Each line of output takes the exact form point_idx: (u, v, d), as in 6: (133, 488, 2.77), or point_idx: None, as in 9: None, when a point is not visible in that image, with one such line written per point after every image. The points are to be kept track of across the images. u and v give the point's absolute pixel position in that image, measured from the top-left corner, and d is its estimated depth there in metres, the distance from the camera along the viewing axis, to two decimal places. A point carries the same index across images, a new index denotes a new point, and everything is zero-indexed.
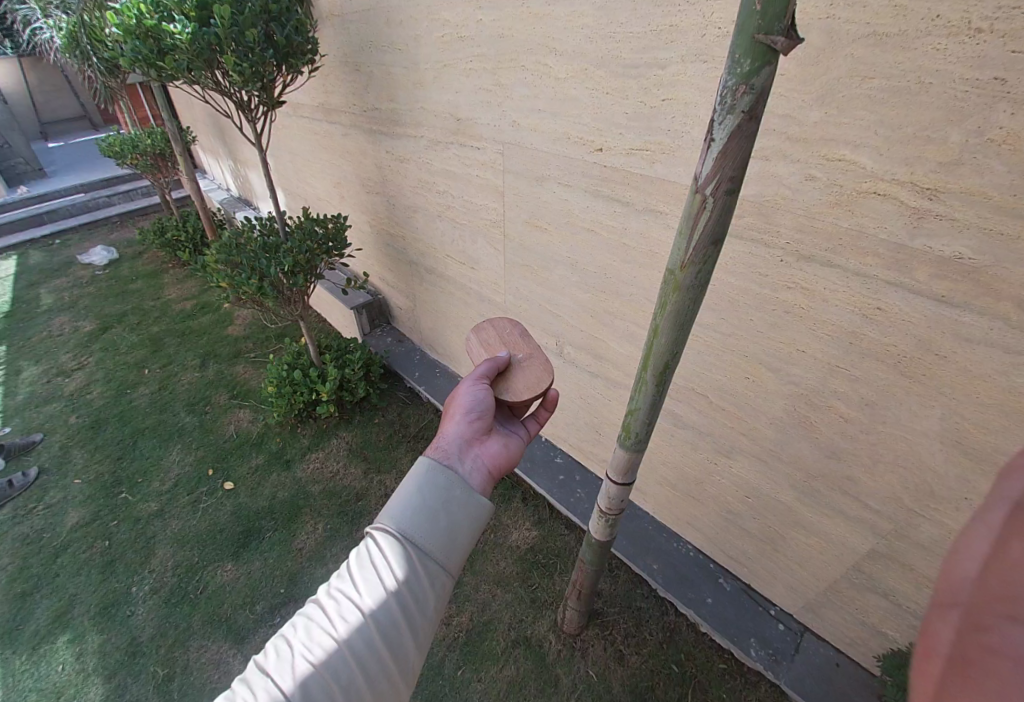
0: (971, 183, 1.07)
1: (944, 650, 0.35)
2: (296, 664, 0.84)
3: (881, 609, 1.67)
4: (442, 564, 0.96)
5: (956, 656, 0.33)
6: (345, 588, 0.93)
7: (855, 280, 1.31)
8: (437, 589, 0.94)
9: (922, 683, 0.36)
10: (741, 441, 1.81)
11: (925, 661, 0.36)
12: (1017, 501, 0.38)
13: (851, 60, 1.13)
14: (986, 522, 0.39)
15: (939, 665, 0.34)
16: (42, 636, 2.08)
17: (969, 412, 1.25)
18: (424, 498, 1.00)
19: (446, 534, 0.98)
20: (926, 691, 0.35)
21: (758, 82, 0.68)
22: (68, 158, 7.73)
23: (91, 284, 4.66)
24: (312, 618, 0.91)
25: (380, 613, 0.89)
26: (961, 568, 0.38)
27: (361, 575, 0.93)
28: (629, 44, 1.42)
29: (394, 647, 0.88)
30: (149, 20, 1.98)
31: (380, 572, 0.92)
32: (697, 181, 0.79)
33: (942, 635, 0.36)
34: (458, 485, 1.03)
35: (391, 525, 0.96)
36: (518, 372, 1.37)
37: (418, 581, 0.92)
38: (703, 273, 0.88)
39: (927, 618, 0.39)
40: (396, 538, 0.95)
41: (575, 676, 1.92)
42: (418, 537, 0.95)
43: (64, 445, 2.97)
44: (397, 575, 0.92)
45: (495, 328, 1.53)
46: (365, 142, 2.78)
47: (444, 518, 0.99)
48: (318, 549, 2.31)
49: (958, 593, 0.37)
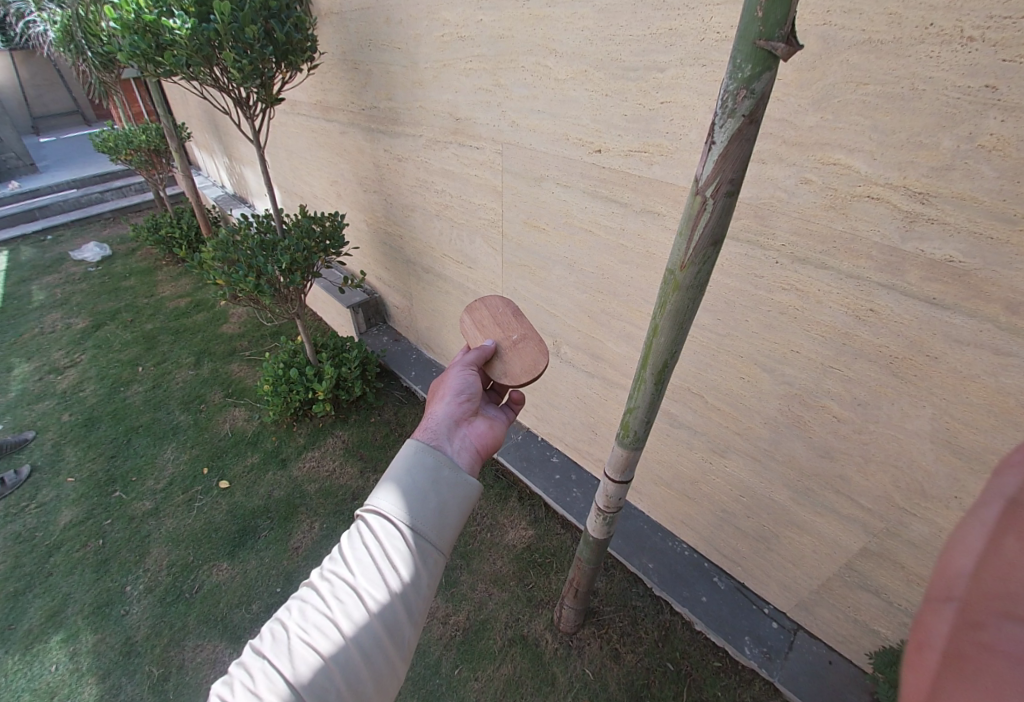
0: (961, 188, 1.09)
1: (938, 644, 0.36)
2: (295, 645, 0.86)
3: (873, 607, 1.70)
4: (433, 544, 0.96)
5: (952, 652, 0.34)
6: (338, 570, 0.94)
7: (848, 283, 1.34)
8: (430, 568, 0.95)
9: (915, 675, 0.37)
10: (736, 440, 1.83)
11: (917, 654, 0.38)
12: (1012, 498, 0.39)
13: (847, 66, 1.15)
14: (979, 516, 0.40)
15: (933, 658, 0.36)
16: (34, 636, 2.06)
17: (958, 412, 1.27)
18: (414, 479, 1.00)
19: (436, 515, 0.98)
20: (920, 684, 0.36)
21: (758, 87, 0.70)
22: (58, 153, 7.64)
23: (84, 280, 4.62)
24: (307, 600, 0.92)
25: (374, 593, 0.90)
26: (955, 563, 0.39)
27: (354, 557, 0.93)
28: (629, 46, 1.43)
29: (390, 626, 0.89)
30: (148, 15, 1.97)
31: (372, 554, 0.93)
32: (697, 183, 0.81)
33: (936, 628, 0.37)
34: (446, 465, 1.04)
35: (381, 508, 0.97)
36: (516, 355, 1.38)
37: (411, 561, 0.93)
38: (702, 272, 0.89)
39: (920, 611, 0.40)
40: (386, 519, 0.96)
41: (571, 674, 1.94)
42: (409, 519, 0.96)
43: (56, 443, 2.94)
44: (390, 556, 0.93)
45: (487, 306, 1.52)
46: (363, 141, 2.78)
47: (433, 499, 0.99)
48: (315, 547, 2.32)
49: (953, 588, 0.38)
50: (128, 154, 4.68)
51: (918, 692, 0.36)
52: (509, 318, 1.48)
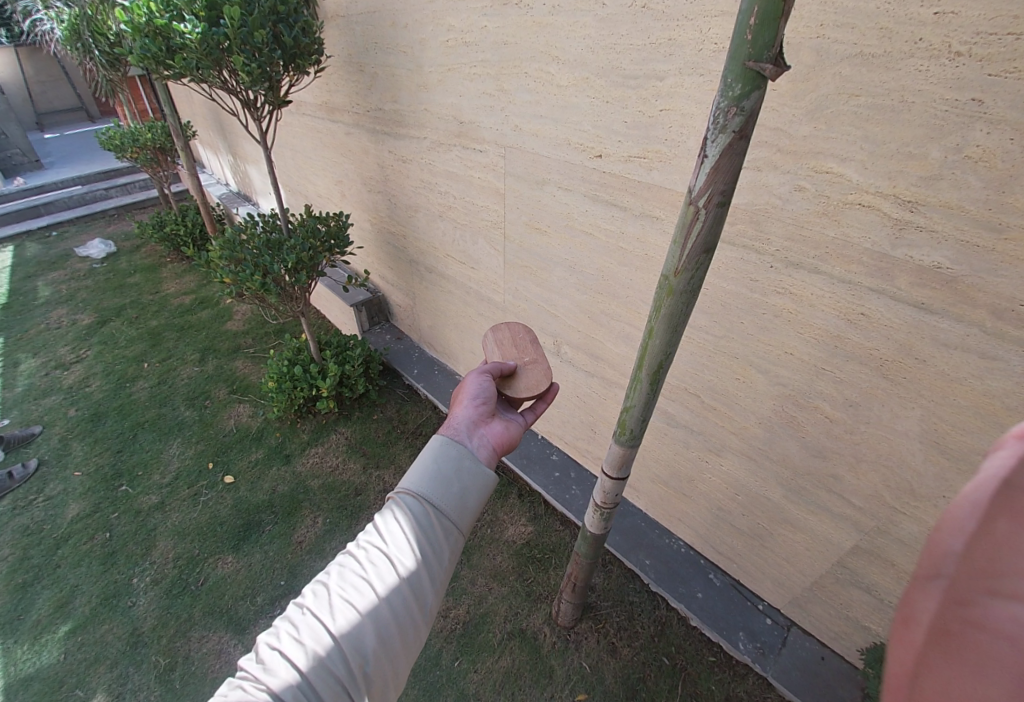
0: (949, 197, 1.13)
1: (924, 620, 0.41)
2: (334, 602, 0.95)
3: (864, 604, 1.74)
4: (455, 523, 1.05)
5: (939, 628, 0.39)
6: (372, 539, 1.02)
7: (840, 287, 1.38)
8: (451, 544, 1.04)
9: (901, 645, 0.41)
10: (731, 439, 1.87)
11: (904, 628, 0.42)
12: (1005, 483, 0.42)
13: (839, 79, 1.19)
14: (967, 502, 0.44)
15: (918, 633, 0.40)
16: (42, 626, 2.10)
17: (945, 414, 1.31)
18: (439, 465, 1.09)
19: (459, 497, 1.07)
20: (907, 656, 0.40)
21: (748, 105, 0.74)
22: (63, 150, 7.69)
23: (89, 277, 4.66)
24: (344, 564, 1.01)
25: (404, 561, 0.99)
26: (946, 545, 0.43)
27: (387, 529, 1.02)
28: (630, 55, 1.47)
29: (417, 592, 0.98)
30: (160, 19, 2.01)
31: (403, 527, 1.02)
32: (690, 193, 0.84)
33: (924, 606, 0.41)
34: (468, 456, 1.12)
35: (412, 487, 1.06)
36: (525, 374, 1.46)
37: (436, 535, 1.02)
38: (695, 278, 0.93)
39: (913, 591, 0.44)
40: (416, 497, 1.05)
41: (568, 667, 1.98)
42: (436, 498, 1.05)
43: (62, 438, 2.99)
44: (418, 529, 1.02)
45: (509, 330, 1.62)
46: (367, 142, 2.82)
47: (456, 483, 1.08)
48: (318, 541, 2.36)
49: (944, 567, 0.42)
50: (133, 152, 4.72)
51: (904, 663, 0.40)
52: (526, 343, 1.58)
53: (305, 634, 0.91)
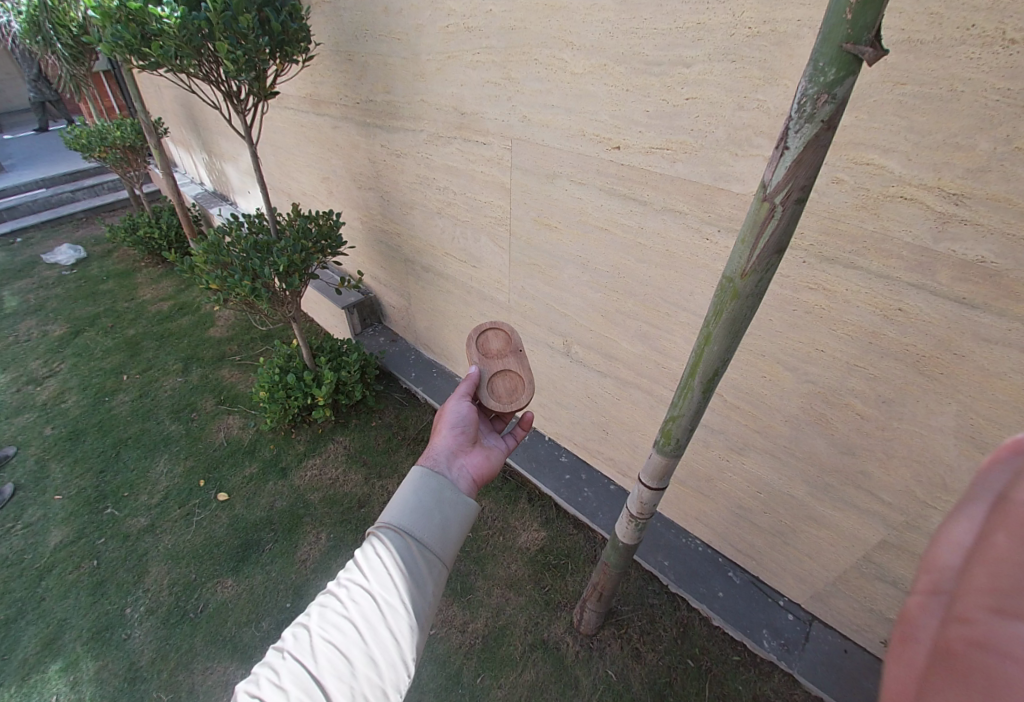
0: (996, 190, 1.08)
1: (927, 636, 0.36)
2: (315, 643, 0.89)
3: (889, 597, 1.73)
4: (438, 554, 1.01)
5: (941, 650, 0.34)
6: (353, 577, 0.97)
7: (877, 281, 1.33)
8: (436, 576, 0.99)
9: (900, 665, 0.38)
10: (755, 438, 1.83)
11: (902, 645, 0.38)
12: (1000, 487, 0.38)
13: (885, 66, 1.13)
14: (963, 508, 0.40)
15: (920, 652, 0.36)
16: (31, 666, 1.96)
17: (983, 409, 1.28)
18: (419, 497, 1.06)
19: (440, 528, 1.04)
20: (910, 680, 0.36)
21: (839, 92, 0.66)
22: (24, 150, 7.26)
23: (58, 285, 4.39)
24: (324, 604, 0.94)
25: (387, 596, 0.93)
26: (943, 555, 0.39)
27: (368, 566, 0.97)
28: (653, 40, 1.39)
29: (403, 629, 0.92)
30: (133, 2, 1.84)
31: (385, 560, 0.97)
32: (765, 189, 0.77)
33: (924, 621, 0.37)
34: (448, 485, 1.10)
35: (392, 520, 1.02)
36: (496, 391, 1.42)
37: (417, 569, 0.97)
38: (763, 280, 0.86)
39: (909, 603, 0.40)
40: (397, 531, 1.00)
41: (594, 676, 1.93)
42: (416, 530, 1.01)
43: (39, 459, 2.79)
44: (400, 563, 0.97)
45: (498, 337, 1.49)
46: (357, 135, 2.69)
47: (437, 513, 1.05)
48: (323, 559, 2.25)
49: (942, 581, 0.38)
50: (101, 151, 4.42)
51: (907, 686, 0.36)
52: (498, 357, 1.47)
53: (287, 680, 0.84)
